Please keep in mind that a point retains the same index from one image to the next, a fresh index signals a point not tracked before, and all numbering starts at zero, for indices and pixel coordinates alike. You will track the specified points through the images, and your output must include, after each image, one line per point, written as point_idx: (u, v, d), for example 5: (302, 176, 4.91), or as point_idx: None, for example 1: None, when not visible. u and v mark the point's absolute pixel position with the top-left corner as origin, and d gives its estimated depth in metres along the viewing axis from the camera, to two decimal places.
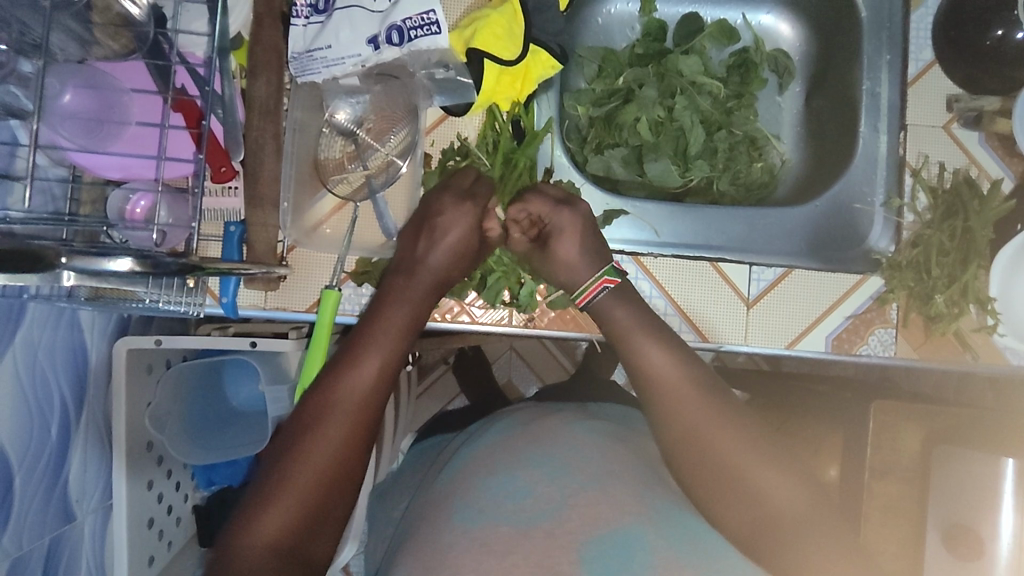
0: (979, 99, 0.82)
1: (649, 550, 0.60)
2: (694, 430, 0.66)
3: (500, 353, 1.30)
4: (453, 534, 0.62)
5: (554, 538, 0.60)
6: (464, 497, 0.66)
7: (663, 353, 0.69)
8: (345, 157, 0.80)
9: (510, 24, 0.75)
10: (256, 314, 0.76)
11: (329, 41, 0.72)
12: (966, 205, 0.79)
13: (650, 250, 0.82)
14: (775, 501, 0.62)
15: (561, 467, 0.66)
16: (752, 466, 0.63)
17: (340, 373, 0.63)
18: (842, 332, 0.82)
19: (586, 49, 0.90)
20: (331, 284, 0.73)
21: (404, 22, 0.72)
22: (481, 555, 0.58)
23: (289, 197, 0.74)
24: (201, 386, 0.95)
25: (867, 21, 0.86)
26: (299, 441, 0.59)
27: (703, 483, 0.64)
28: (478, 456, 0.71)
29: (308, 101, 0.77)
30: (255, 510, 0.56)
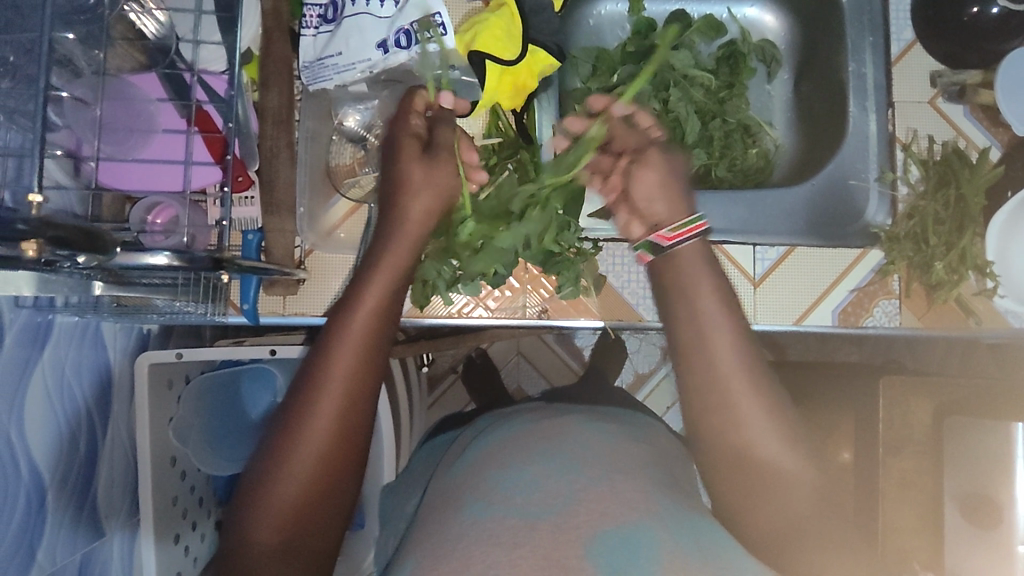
0: (961, 74, 0.87)
1: (656, 548, 0.56)
2: (730, 412, 0.58)
3: (508, 359, 1.32)
4: (460, 527, 0.59)
5: (561, 532, 0.56)
6: (473, 491, 0.63)
7: (726, 333, 0.60)
8: (355, 163, 0.81)
9: (508, 25, 0.79)
10: (276, 321, 0.78)
11: (339, 48, 0.73)
12: (958, 174, 0.83)
13: None
14: (798, 504, 0.58)
15: (570, 463, 0.63)
16: (779, 460, 0.58)
17: (317, 363, 0.58)
18: (847, 306, 0.85)
19: (580, 50, 0.96)
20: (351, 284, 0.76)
21: (408, 24, 0.72)
22: (487, 546, 0.55)
23: (304, 201, 0.76)
24: (228, 403, 0.95)
25: (849, 6, 0.90)
26: (287, 430, 0.56)
27: (728, 470, 0.59)
28: (485, 453, 0.69)
29: (316, 108, 0.79)
30: (251, 502, 0.55)
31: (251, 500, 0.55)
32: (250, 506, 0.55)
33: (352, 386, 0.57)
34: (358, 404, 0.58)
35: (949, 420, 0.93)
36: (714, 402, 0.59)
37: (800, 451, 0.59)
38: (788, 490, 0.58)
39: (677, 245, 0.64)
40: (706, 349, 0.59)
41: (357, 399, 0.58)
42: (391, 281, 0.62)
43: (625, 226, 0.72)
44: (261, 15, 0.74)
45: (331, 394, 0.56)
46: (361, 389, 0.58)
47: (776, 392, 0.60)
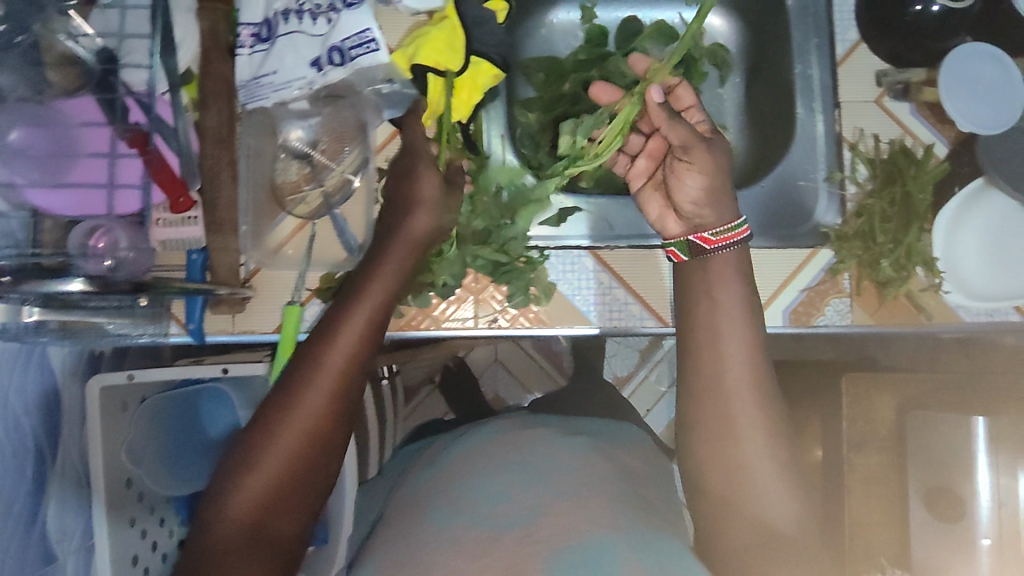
0: (905, 73, 0.87)
1: (619, 563, 0.56)
2: (726, 418, 0.63)
3: (486, 367, 1.17)
4: (428, 533, 0.63)
5: (523, 544, 0.58)
6: (447, 503, 0.66)
7: (732, 345, 0.65)
8: (300, 179, 0.81)
9: (450, 39, 0.79)
10: (225, 339, 0.78)
11: (273, 66, 0.66)
12: (903, 172, 0.83)
13: (606, 242, 0.85)
14: (771, 516, 0.60)
15: (535, 475, 0.66)
16: (756, 468, 0.61)
17: (306, 364, 0.61)
18: (798, 305, 0.86)
19: (531, 60, 0.95)
20: (293, 302, 0.78)
21: (343, 41, 0.64)
22: (450, 555, 0.58)
23: (248, 220, 0.77)
24: (189, 422, 0.95)
25: (793, 8, 0.90)
26: (270, 423, 0.59)
27: (713, 470, 0.63)
28: (459, 463, 0.73)
29: (258, 126, 0.79)
30: (222, 491, 0.58)
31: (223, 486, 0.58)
32: (222, 489, 0.58)
33: (340, 385, 0.61)
34: (341, 407, 0.61)
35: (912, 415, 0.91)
36: (714, 405, 0.64)
37: (785, 466, 0.62)
38: (767, 501, 0.61)
39: (720, 249, 0.70)
40: (712, 346, 0.65)
41: (341, 405, 0.61)
42: (385, 292, 0.65)
43: (661, 219, 0.79)
44: (200, 35, 0.74)
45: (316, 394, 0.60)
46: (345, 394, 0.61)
47: (776, 411, 0.64)
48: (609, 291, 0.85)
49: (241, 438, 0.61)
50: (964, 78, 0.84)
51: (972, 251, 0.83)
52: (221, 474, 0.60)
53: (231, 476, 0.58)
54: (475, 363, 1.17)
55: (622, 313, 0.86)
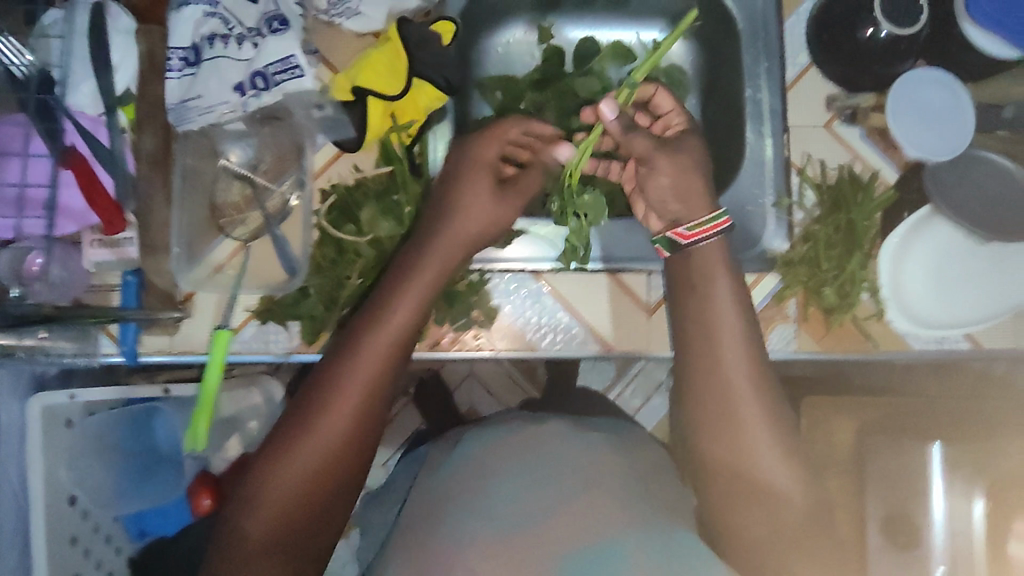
0: (854, 98, 0.87)
1: (628, 561, 0.67)
2: (731, 422, 0.68)
3: (460, 380, 1.22)
4: (453, 530, 0.71)
5: (537, 542, 0.69)
6: (465, 509, 0.73)
7: (733, 357, 0.70)
8: (242, 200, 0.81)
9: (389, 60, 0.79)
10: (161, 359, 0.77)
11: (199, 90, 0.66)
12: (848, 198, 0.83)
13: (551, 265, 0.85)
14: (784, 515, 0.67)
15: (549, 477, 0.74)
16: (772, 479, 0.67)
17: (326, 391, 0.67)
18: None
19: (488, 78, 0.96)
20: (223, 325, 0.77)
21: (264, 66, 0.65)
22: (473, 554, 0.68)
23: (181, 241, 0.76)
24: (138, 439, 0.95)
25: (744, 32, 0.90)
26: (290, 443, 0.65)
27: (720, 481, 0.69)
28: (467, 464, 0.78)
29: (197, 146, 0.78)
30: (244, 508, 0.64)
31: (246, 498, 0.64)
32: (246, 504, 0.64)
33: (357, 413, 0.67)
34: (362, 430, 0.67)
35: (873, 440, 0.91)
36: (717, 413, 0.69)
37: (796, 469, 0.68)
38: (769, 498, 0.67)
39: (696, 243, 0.75)
40: (707, 354, 0.71)
41: (359, 430, 0.67)
42: (403, 323, 0.70)
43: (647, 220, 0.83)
44: (139, 57, 0.74)
45: (337, 417, 0.66)
46: (367, 417, 0.67)
47: (781, 411, 0.69)
48: (552, 315, 0.85)
49: (263, 451, 0.67)
50: (911, 104, 0.84)
51: (915, 279, 0.83)
52: (242, 489, 0.66)
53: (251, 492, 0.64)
54: (449, 377, 1.20)
55: (563, 337, 0.85)
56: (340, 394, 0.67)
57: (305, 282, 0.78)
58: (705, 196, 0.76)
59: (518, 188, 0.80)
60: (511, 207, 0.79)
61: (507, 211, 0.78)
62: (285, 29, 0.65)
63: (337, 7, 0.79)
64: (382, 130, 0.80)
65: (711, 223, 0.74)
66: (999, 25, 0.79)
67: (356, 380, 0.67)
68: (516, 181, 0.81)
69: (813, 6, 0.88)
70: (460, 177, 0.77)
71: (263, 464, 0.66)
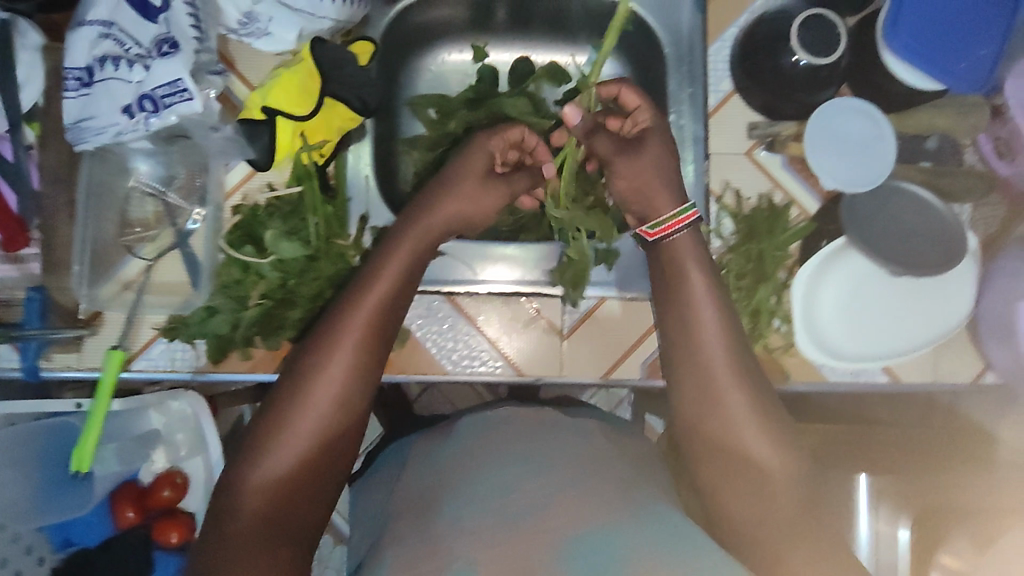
0: (774, 126, 0.86)
1: (631, 549, 0.65)
2: (717, 407, 0.71)
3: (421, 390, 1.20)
4: (445, 524, 0.68)
5: (540, 531, 0.66)
6: (455, 491, 0.72)
7: (714, 348, 0.73)
8: (154, 217, 0.82)
9: (303, 80, 0.79)
10: (70, 376, 0.78)
11: (91, 112, 0.66)
12: (760, 229, 0.82)
13: (464, 288, 0.87)
14: (777, 494, 0.69)
15: (539, 464, 0.73)
16: (758, 458, 0.70)
17: (313, 365, 0.70)
18: (656, 358, 0.86)
19: (419, 96, 0.93)
20: (120, 344, 0.79)
21: (153, 90, 0.65)
22: (469, 542, 0.65)
23: (82, 259, 0.77)
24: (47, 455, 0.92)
25: (670, 56, 0.89)
26: (279, 418, 0.68)
27: (710, 461, 0.71)
28: (466, 448, 0.78)
29: (107, 165, 0.79)
30: (237, 482, 0.66)
31: (243, 471, 0.67)
32: (241, 478, 0.67)
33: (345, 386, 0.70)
34: (346, 400, 0.70)
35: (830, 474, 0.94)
36: (700, 403, 0.72)
37: (781, 450, 0.70)
38: (766, 485, 0.69)
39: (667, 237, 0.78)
40: (690, 344, 0.74)
41: (346, 404, 0.70)
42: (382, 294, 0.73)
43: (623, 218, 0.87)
44: (45, 74, 0.74)
45: (322, 389, 0.69)
46: (352, 388, 0.70)
47: (766, 401, 0.72)
48: (463, 337, 0.86)
49: (254, 425, 0.70)
50: (832, 134, 0.83)
51: (830, 310, 0.84)
52: (235, 461, 0.69)
53: (243, 467, 0.66)
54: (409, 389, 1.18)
55: (476, 361, 0.86)
56: (324, 366, 0.69)
57: (209, 301, 0.78)
58: (663, 200, 0.81)
59: (509, 184, 0.85)
60: (496, 196, 0.84)
61: (496, 199, 0.84)
62: (175, 54, 0.65)
63: (247, 27, 0.76)
64: (294, 150, 0.80)
65: (675, 218, 0.78)
66: (917, 57, 0.79)
67: (341, 355, 0.70)
68: (506, 176, 0.85)
69: (739, 32, 0.87)
70: (456, 171, 0.83)
71: (253, 439, 0.68)
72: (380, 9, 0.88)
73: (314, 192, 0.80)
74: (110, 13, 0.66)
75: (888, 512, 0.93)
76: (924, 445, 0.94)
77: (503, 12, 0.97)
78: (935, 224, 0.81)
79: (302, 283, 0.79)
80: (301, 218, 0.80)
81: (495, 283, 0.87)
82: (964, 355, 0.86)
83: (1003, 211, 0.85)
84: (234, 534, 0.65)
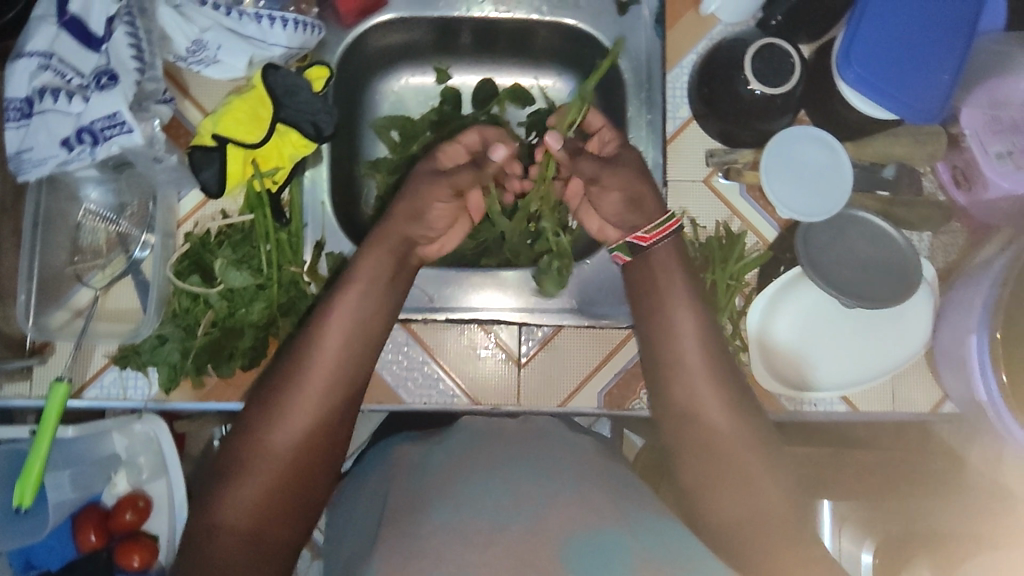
0: (732, 154, 0.86)
1: (627, 552, 0.57)
2: (700, 424, 0.70)
3: None
4: (429, 527, 0.60)
5: (534, 535, 0.59)
6: (442, 495, 0.64)
7: (695, 360, 0.73)
8: (106, 243, 0.81)
9: (252, 107, 0.78)
10: (21, 404, 0.77)
11: (30, 142, 0.66)
12: (716, 259, 0.82)
13: (421, 314, 0.86)
14: (763, 499, 0.66)
15: (539, 472, 0.66)
16: (747, 466, 0.67)
17: (290, 370, 0.70)
18: (613, 388, 0.86)
19: (382, 119, 0.92)
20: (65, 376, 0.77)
21: (92, 123, 0.65)
22: (459, 547, 0.58)
23: (27, 288, 0.76)
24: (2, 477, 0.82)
25: (630, 81, 0.88)
26: (256, 430, 0.67)
27: (692, 461, 0.69)
28: (450, 460, 0.69)
29: (57, 193, 0.79)
30: (215, 500, 0.64)
31: (222, 488, 0.64)
32: (222, 488, 0.65)
33: (320, 394, 0.69)
34: (326, 404, 0.69)
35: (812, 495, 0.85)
36: (688, 418, 0.71)
37: (771, 458, 0.68)
38: (754, 486, 0.66)
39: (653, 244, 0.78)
40: (675, 363, 0.74)
41: (322, 414, 0.69)
42: (359, 296, 0.74)
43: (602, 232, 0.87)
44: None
45: (302, 397, 0.68)
46: (332, 391, 0.70)
47: (751, 410, 0.71)
48: (420, 366, 0.86)
49: (230, 441, 0.68)
50: (788, 162, 0.83)
51: (785, 336, 0.83)
52: (213, 480, 0.67)
53: (224, 481, 0.64)
54: None
55: (431, 390, 0.86)
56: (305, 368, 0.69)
57: (159, 329, 0.77)
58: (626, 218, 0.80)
59: (454, 182, 0.81)
60: (443, 192, 0.80)
61: (448, 197, 0.81)
62: (114, 88, 0.65)
63: (197, 55, 0.76)
64: (246, 177, 0.80)
65: (662, 225, 0.78)
66: (870, 87, 0.78)
67: (315, 359, 0.70)
68: (453, 174, 0.82)
69: (696, 60, 0.88)
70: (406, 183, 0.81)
71: (234, 451, 0.67)
72: (338, 34, 0.87)
73: (267, 219, 0.79)
74: (50, 44, 0.66)
75: (852, 533, 0.87)
76: (919, 472, 0.87)
77: (468, 34, 0.94)
78: (892, 254, 0.81)
79: (250, 310, 0.77)
80: (253, 245, 0.80)
81: (484, 309, 0.86)
82: (924, 383, 0.86)
83: (961, 238, 0.86)
84: (213, 548, 0.61)
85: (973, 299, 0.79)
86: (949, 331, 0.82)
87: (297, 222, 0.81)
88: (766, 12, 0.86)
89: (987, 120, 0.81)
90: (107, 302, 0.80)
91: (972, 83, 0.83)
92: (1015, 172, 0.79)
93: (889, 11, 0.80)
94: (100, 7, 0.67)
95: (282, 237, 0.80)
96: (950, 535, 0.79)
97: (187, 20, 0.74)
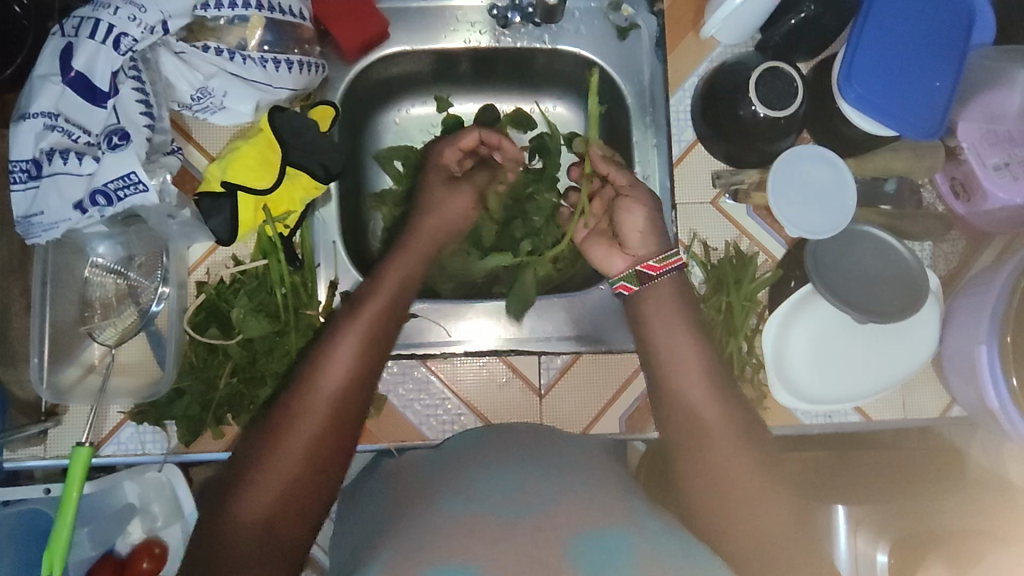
0: (737, 175, 0.88)
1: (635, 549, 0.53)
2: (701, 430, 0.69)
3: None
4: (440, 517, 0.58)
5: (542, 530, 0.54)
6: (453, 489, 0.62)
7: (692, 377, 0.73)
8: (117, 295, 0.81)
9: (261, 153, 0.77)
10: (38, 464, 0.77)
11: (41, 206, 0.67)
12: (729, 282, 0.84)
13: (440, 348, 0.87)
14: (766, 522, 0.63)
15: (549, 469, 0.63)
16: (752, 493, 0.64)
17: (322, 358, 0.66)
18: (633, 413, 0.86)
19: (385, 150, 0.91)
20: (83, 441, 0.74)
21: (106, 184, 0.67)
22: (468, 540, 0.54)
23: (41, 350, 0.74)
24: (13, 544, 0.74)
25: (633, 105, 0.90)
26: (283, 418, 0.62)
27: (698, 487, 0.66)
28: (464, 457, 0.69)
29: (62, 250, 0.77)
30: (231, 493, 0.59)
31: (237, 482, 0.59)
32: (232, 491, 0.59)
33: (351, 386, 0.65)
34: (345, 421, 0.64)
35: (823, 474, 0.82)
36: (687, 423, 0.70)
37: (773, 479, 0.66)
38: (755, 503, 0.64)
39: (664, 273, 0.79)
40: (673, 378, 0.73)
41: (354, 407, 0.64)
42: (383, 307, 0.71)
43: (608, 259, 0.84)
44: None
45: (332, 385, 0.64)
46: (360, 388, 0.65)
47: (746, 419, 0.70)
48: (442, 400, 0.86)
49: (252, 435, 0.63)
50: (795, 182, 0.84)
51: (798, 352, 0.86)
52: (226, 478, 0.61)
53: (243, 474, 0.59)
54: None
55: (454, 425, 0.86)
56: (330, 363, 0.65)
57: (176, 383, 0.76)
58: (640, 239, 0.81)
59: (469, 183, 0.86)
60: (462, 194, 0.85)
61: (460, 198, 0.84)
62: (126, 148, 0.67)
63: (201, 102, 0.75)
64: (258, 222, 0.79)
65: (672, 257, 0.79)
66: (872, 106, 0.80)
67: (348, 348, 0.67)
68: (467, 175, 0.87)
69: (698, 83, 0.89)
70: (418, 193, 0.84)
71: (250, 451, 0.61)
72: (341, 70, 0.87)
73: (280, 264, 0.78)
74: (55, 103, 0.66)
75: (867, 534, 0.75)
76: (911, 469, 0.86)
77: (467, 63, 0.94)
78: (896, 265, 0.83)
79: (271, 360, 0.77)
80: (268, 292, 0.79)
81: (475, 341, 0.87)
82: (932, 386, 0.90)
83: (961, 245, 0.90)
84: (224, 550, 0.56)
85: (981, 304, 0.81)
86: (956, 337, 0.84)
87: (309, 265, 0.80)
88: (765, 34, 0.87)
89: (984, 132, 0.85)
90: (120, 357, 0.79)
91: (967, 95, 0.86)
92: (1013, 183, 0.82)
93: (884, 31, 0.82)
94: (105, 60, 0.66)
95: (296, 282, 0.80)
96: (951, 531, 0.74)
97: (190, 68, 0.73)
